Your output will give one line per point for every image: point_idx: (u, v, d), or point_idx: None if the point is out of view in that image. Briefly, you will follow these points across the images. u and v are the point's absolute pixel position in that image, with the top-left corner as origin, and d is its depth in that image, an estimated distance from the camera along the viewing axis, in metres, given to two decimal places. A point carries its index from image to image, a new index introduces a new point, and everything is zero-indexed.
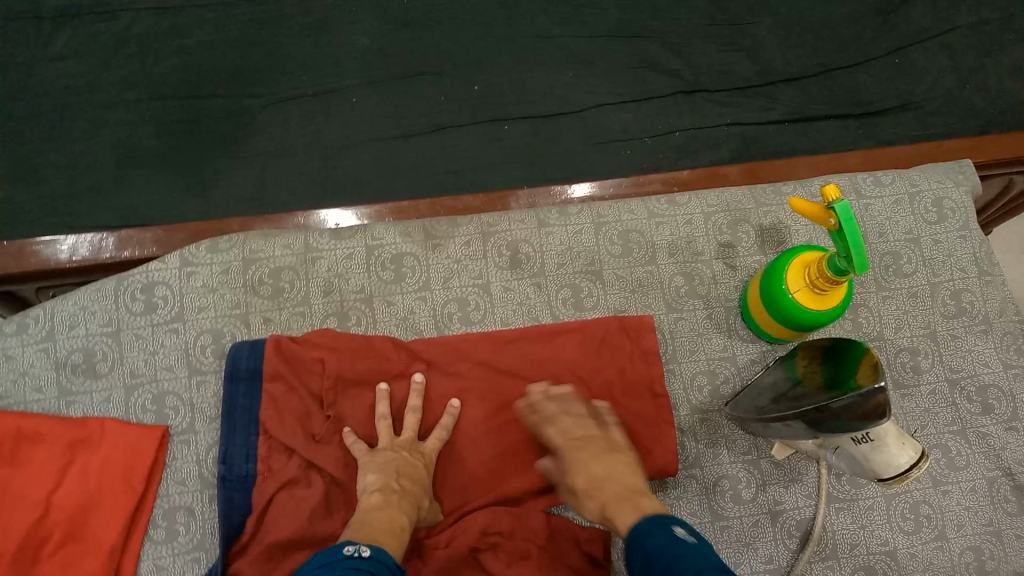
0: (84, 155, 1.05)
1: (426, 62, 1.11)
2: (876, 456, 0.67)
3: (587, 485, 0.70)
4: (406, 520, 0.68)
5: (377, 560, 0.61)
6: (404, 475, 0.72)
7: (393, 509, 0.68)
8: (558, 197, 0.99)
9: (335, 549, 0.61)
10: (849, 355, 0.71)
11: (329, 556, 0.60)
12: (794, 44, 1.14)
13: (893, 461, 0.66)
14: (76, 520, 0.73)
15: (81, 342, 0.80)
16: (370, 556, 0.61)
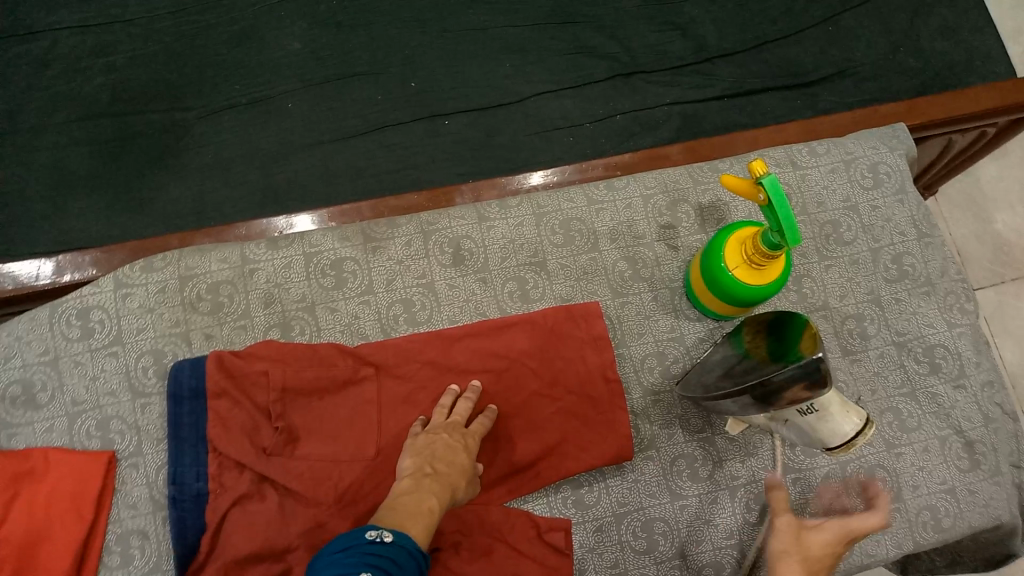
0: (15, 182, 1.03)
1: (360, 63, 1.10)
2: (822, 427, 0.69)
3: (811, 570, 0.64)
4: (435, 501, 0.66)
5: (399, 546, 0.59)
6: (445, 460, 0.71)
7: (422, 492, 0.67)
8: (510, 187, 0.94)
9: (358, 532, 0.60)
10: (782, 326, 0.72)
11: (352, 539, 0.59)
12: (727, 20, 1.15)
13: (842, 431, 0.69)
14: (25, 554, 0.71)
15: (18, 373, 0.78)
16: (391, 542, 0.59)
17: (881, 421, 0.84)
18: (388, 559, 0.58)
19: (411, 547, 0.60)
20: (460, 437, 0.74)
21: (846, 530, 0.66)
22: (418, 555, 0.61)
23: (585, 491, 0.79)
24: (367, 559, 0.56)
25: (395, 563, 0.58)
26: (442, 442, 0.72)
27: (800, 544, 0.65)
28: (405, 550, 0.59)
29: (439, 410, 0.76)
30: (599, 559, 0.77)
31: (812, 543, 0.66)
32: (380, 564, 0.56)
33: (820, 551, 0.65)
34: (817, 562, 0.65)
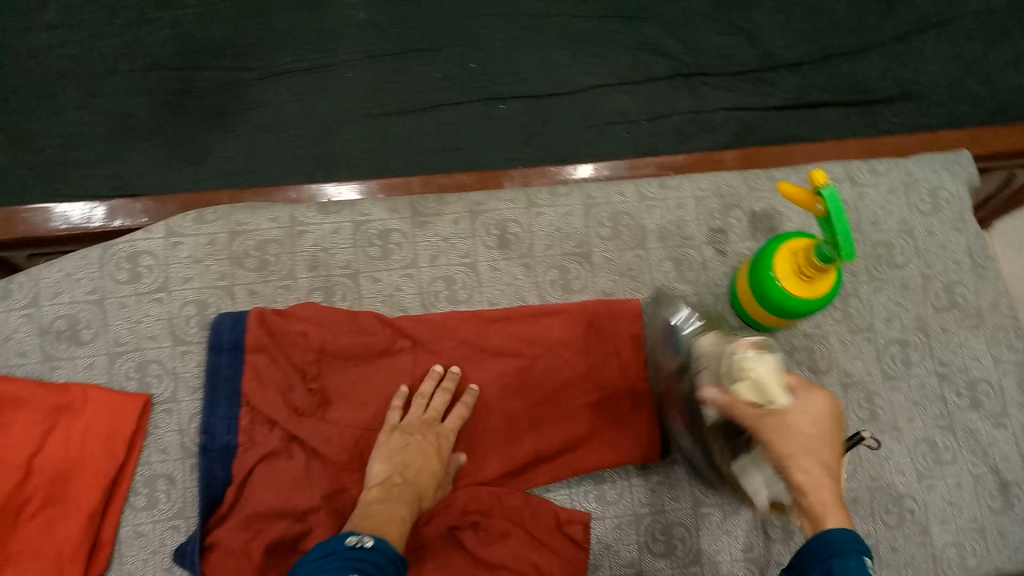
0: (74, 124, 1.05)
1: (420, 39, 1.10)
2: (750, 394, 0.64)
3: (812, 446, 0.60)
4: (406, 511, 0.70)
5: (381, 551, 0.62)
6: (416, 467, 0.73)
7: (395, 502, 0.70)
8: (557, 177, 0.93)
9: (337, 539, 0.62)
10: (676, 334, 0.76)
11: (332, 546, 0.62)
12: (794, 30, 1.13)
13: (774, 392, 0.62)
14: (57, 485, 0.74)
15: (65, 309, 0.79)
16: (373, 547, 0.62)
17: (915, 450, 0.83)
18: (371, 562, 0.61)
19: (392, 553, 0.63)
20: (432, 439, 0.75)
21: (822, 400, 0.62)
22: (398, 559, 0.64)
23: (608, 487, 0.79)
24: (350, 563, 0.60)
25: (378, 567, 0.61)
26: (416, 444, 0.74)
27: (802, 437, 0.60)
28: (387, 556, 0.63)
29: (419, 401, 0.77)
30: (615, 556, 0.77)
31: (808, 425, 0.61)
32: (364, 568, 0.60)
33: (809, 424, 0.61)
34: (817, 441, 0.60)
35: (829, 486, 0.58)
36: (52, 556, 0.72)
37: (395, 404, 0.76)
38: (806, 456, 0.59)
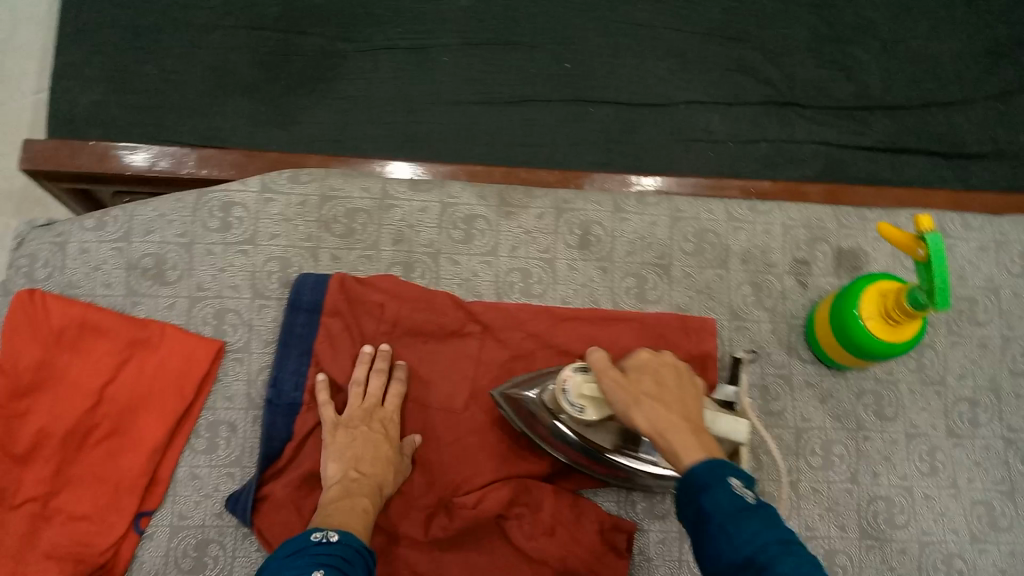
0: (175, 71, 1.08)
1: (520, 33, 1.11)
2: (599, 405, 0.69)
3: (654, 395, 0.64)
4: (368, 503, 0.68)
5: (346, 545, 0.60)
6: (369, 457, 0.71)
7: (358, 493, 0.68)
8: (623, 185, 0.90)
9: (302, 535, 0.60)
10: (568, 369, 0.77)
11: (298, 543, 0.59)
12: (895, 73, 1.11)
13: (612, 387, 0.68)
14: (125, 416, 0.76)
15: (154, 247, 0.81)
16: (338, 541, 0.60)
17: (972, 512, 0.81)
18: (338, 557, 0.58)
19: (357, 544, 0.61)
20: (378, 427, 0.74)
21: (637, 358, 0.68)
22: (365, 550, 0.62)
23: (657, 501, 0.79)
24: (317, 560, 0.57)
25: (345, 561, 0.58)
26: (362, 436, 0.73)
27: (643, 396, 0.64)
28: (352, 548, 0.60)
29: (353, 392, 0.75)
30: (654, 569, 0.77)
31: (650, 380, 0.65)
32: (331, 562, 0.57)
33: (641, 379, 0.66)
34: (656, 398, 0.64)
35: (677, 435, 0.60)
36: (111, 484, 0.74)
37: (325, 399, 0.74)
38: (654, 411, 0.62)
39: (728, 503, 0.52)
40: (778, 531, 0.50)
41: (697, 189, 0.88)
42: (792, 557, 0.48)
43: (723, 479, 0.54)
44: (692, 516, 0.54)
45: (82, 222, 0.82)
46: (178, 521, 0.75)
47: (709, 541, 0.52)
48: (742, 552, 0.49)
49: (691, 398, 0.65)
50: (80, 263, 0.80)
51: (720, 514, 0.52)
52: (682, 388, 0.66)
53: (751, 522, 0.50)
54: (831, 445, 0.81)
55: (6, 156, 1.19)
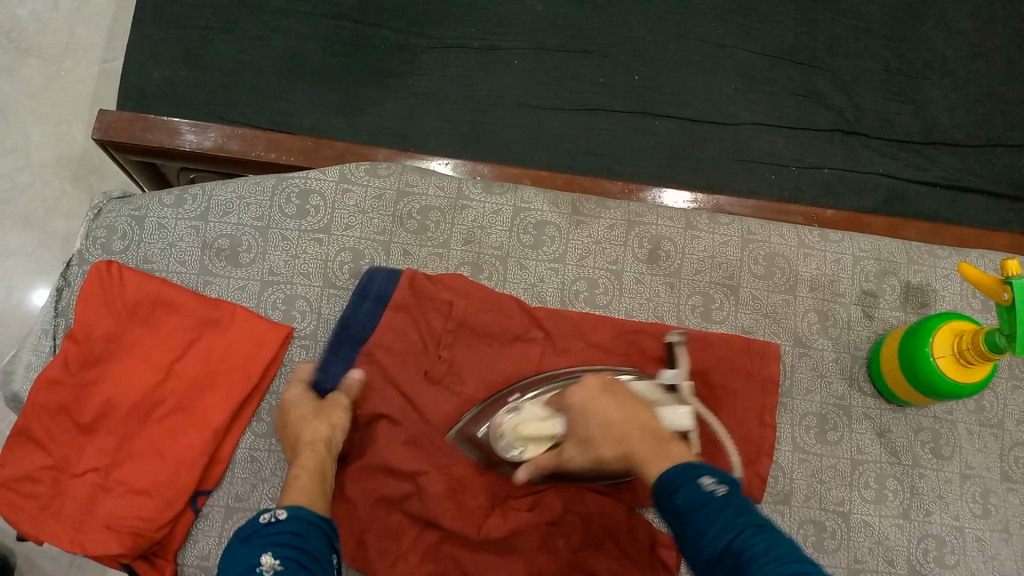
0: (248, 54, 1.09)
1: (591, 42, 1.11)
2: (539, 440, 0.71)
3: (608, 423, 0.63)
4: (303, 467, 0.66)
5: (295, 518, 0.59)
6: (299, 437, 0.70)
7: (292, 467, 0.67)
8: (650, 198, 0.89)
9: (251, 520, 0.59)
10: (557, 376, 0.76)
11: (248, 529, 0.58)
12: (965, 111, 1.11)
13: (543, 423, 0.70)
14: (190, 393, 0.76)
15: (230, 229, 0.81)
16: (287, 517, 0.59)
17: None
18: (289, 533, 0.58)
19: (308, 516, 0.60)
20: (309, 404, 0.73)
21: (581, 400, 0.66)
22: (320, 519, 0.61)
23: None
24: (266, 542, 0.56)
25: (298, 534, 0.58)
26: (294, 417, 0.72)
27: (601, 440, 0.63)
28: (304, 521, 0.59)
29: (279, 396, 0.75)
30: None
31: (595, 418, 0.64)
32: (283, 542, 0.56)
33: (593, 418, 0.64)
34: (615, 428, 0.62)
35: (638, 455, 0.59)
36: (170, 462, 0.74)
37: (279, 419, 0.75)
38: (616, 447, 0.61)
39: (700, 497, 0.49)
40: (752, 518, 0.47)
41: (758, 212, 0.88)
42: (766, 541, 0.45)
43: (694, 478, 0.51)
44: (669, 519, 0.51)
45: (162, 198, 0.82)
46: (233, 503, 0.75)
47: (687, 540, 0.48)
48: (720, 545, 0.46)
49: (642, 412, 0.64)
50: (156, 239, 0.81)
51: (692, 509, 0.49)
52: (630, 408, 0.64)
53: (723, 512, 0.47)
54: (886, 479, 0.81)
55: (68, 123, 1.20)
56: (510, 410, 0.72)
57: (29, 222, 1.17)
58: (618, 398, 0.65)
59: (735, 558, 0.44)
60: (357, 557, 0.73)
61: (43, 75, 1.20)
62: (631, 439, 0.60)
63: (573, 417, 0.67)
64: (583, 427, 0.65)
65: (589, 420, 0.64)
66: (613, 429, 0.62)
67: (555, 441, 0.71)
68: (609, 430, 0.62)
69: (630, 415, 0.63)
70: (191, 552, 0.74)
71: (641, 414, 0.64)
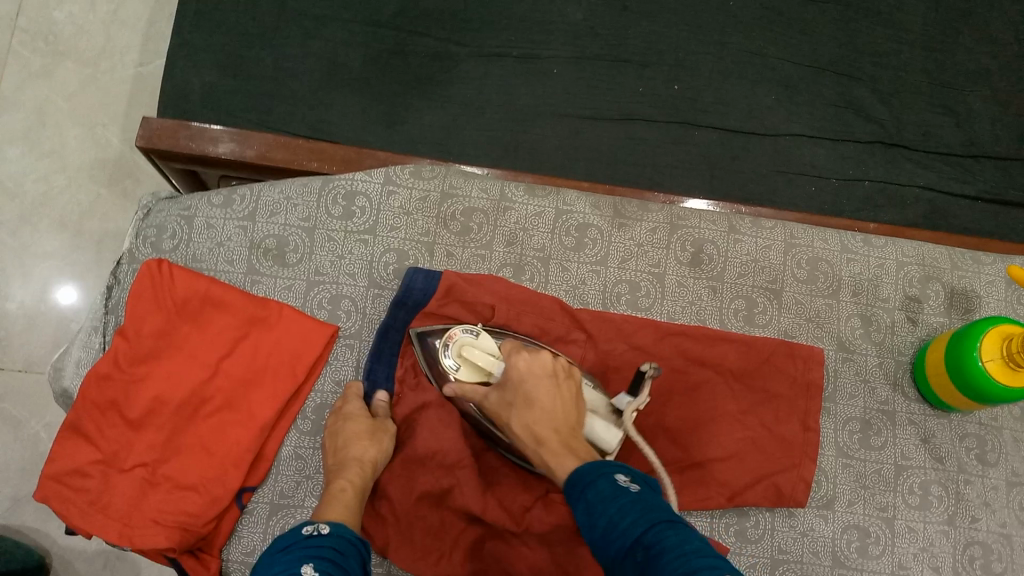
0: (291, 62, 1.11)
1: (630, 51, 1.12)
2: (475, 369, 0.73)
3: (529, 400, 0.66)
4: (347, 482, 0.68)
5: (338, 536, 0.59)
6: (342, 448, 0.71)
7: (335, 479, 0.69)
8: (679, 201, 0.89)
9: (294, 529, 0.60)
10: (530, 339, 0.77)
11: (290, 537, 0.59)
12: (1003, 121, 1.11)
13: (488, 355, 0.72)
14: (237, 391, 0.77)
15: (277, 229, 0.82)
16: (330, 533, 0.59)
17: None
18: (333, 548, 0.58)
19: (350, 535, 0.60)
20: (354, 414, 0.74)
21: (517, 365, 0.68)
22: (358, 542, 0.61)
23: (750, 525, 0.78)
24: (308, 551, 0.56)
25: (339, 552, 0.58)
26: (341, 427, 0.73)
27: (516, 411, 0.67)
28: (345, 539, 0.60)
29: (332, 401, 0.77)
30: None
31: (524, 390, 0.67)
32: (325, 554, 0.56)
33: (517, 388, 0.67)
34: (535, 407, 0.65)
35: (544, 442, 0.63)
36: (219, 458, 0.75)
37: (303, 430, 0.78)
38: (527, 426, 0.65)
39: (610, 492, 0.54)
40: (661, 513, 0.51)
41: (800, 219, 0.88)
42: (677, 533, 0.48)
43: (606, 475, 0.56)
44: (580, 513, 0.55)
45: (210, 198, 0.83)
46: (278, 500, 0.76)
47: (598, 530, 0.52)
48: (632, 536, 0.49)
49: (568, 400, 0.67)
50: (205, 239, 0.82)
51: (605, 501, 0.53)
52: (557, 394, 0.67)
53: (634, 506, 0.51)
54: (930, 485, 0.80)
55: (105, 126, 1.21)
56: (469, 331, 0.75)
57: (65, 223, 1.18)
58: (552, 378, 0.67)
59: (645, 549, 0.48)
60: (402, 562, 0.73)
61: (81, 78, 1.22)
62: (544, 428, 0.64)
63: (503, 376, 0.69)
64: (509, 391, 0.68)
65: (516, 391, 0.67)
66: (531, 408, 0.65)
67: (487, 380, 0.73)
68: (530, 406, 0.65)
69: (552, 400, 0.66)
70: (236, 548, 0.74)
71: (565, 400, 0.67)
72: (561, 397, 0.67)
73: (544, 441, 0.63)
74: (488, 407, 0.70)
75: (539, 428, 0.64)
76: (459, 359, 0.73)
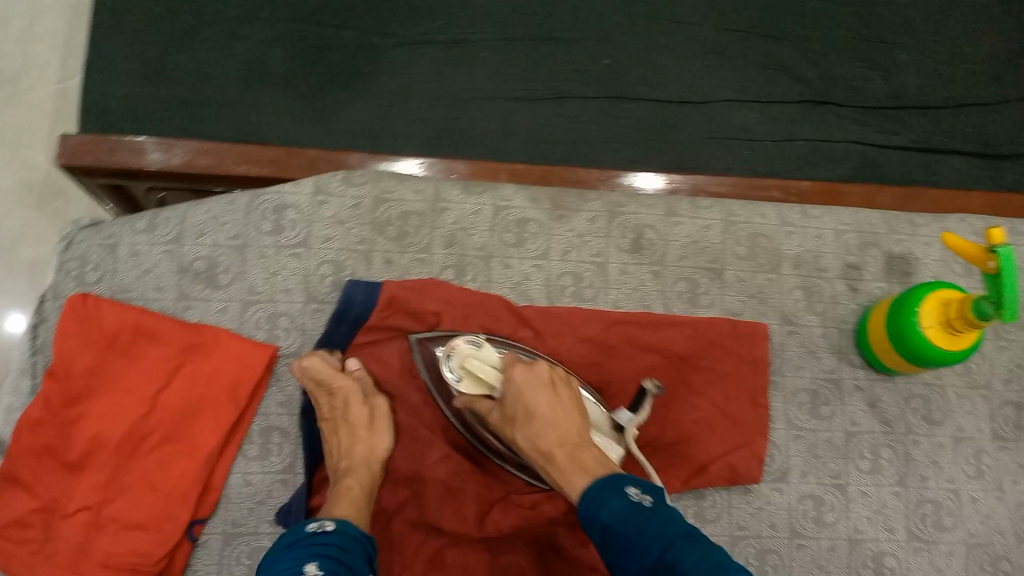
0: (209, 65, 1.06)
1: (558, 29, 1.10)
2: (477, 381, 0.73)
3: (531, 416, 0.66)
4: (353, 483, 0.69)
5: (342, 533, 0.60)
6: (344, 444, 0.73)
7: (340, 479, 0.69)
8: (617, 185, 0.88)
9: (300, 527, 0.60)
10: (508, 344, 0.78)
11: (294, 535, 0.59)
12: (933, 73, 1.12)
13: (490, 368, 0.72)
14: (179, 423, 0.75)
15: (206, 250, 0.79)
16: (334, 530, 0.60)
17: (1018, 514, 0.82)
18: (335, 545, 0.58)
19: (354, 533, 0.60)
20: (337, 403, 0.74)
21: (516, 382, 0.68)
22: (363, 539, 0.61)
23: (708, 505, 0.79)
24: (312, 549, 0.57)
25: (343, 548, 0.58)
26: (337, 421, 0.74)
27: (521, 427, 0.67)
28: (349, 536, 0.60)
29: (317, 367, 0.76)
30: None
31: (523, 403, 0.67)
32: (326, 552, 0.56)
33: (518, 404, 0.68)
34: (540, 421, 0.66)
35: (553, 457, 0.64)
36: (165, 493, 0.73)
37: (251, 454, 0.76)
38: (534, 442, 0.66)
39: (625, 510, 0.54)
40: (677, 525, 0.51)
41: (735, 191, 0.87)
42: (695, 550, 0.49)
43: (618, 492, 0.56)
44: (598, 534, 0.55)
45: (133, 224, 0.80)
46: (232, 529, 0.75)
47: (618, 553, 0.52)
48: (654, 556, 0.50)
49: (569, 408, 0.67)
50: (131, 266, 0.79)
51: (621, 522, 0.53)
52: (558, 406, 0.67)
53: (650, 524, 0.51)
54: (880, 448, 0.82)
55: (24, 146, 1.16)
56: (471, 341, 0.74)
57: None
58: (553, 390, 0.68)
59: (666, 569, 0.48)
60: None
61: None
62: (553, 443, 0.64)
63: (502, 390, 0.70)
64: (511, 405, 0.69)
65: (517, 408, 0.68)
66: (535, 423, 0.66)
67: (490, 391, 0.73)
68: (534, 422, 0.66)
69: (552, 412, 0.66)
70: None
71: (566, 407, 0.67)
72: (562, 407, 0.67)
73: (552, 456, 0.64)
74: (494, 422, 0.71)
75: (546, 443, 0.65)
76: (461, 369, 0.73)
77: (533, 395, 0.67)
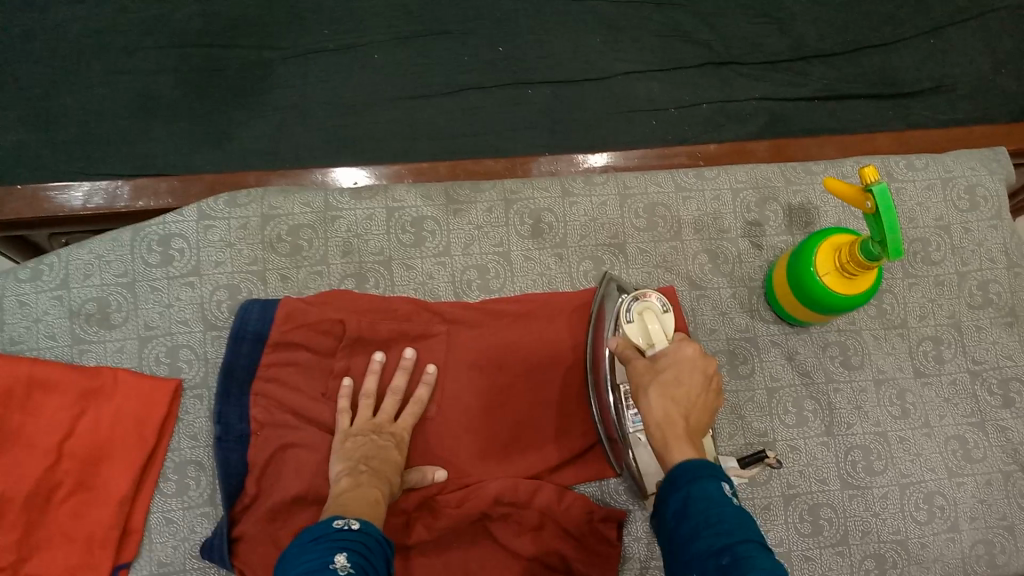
0: (96, 101, 1.03)
1: (450, 21, 1.08)
2: (643, 335, 0.63)
3: (676, 386, 0.57)
4: (380, 492, 0.65)
5: (366, 533, 0.58)
6: (371, 457, 0.68)
7: (365, 485, 0.65)
8: (513, 173, 0.87)
9: (324, 522, 0.58)
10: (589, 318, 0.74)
11: (320, 529, 0.57)
12: (827, 20, 1.12)
13: (664, 333, 0.62)
14: (87, 470, 0.73)
15: (95, 291, 0.79)
16: (359, 529, 0.57)
17: (947, 448, 0.82)
18: (360, 543, 0.56)
19: (378, 534, 0.58)
20: (390, 438, 0.71)
21: (687, 355, 0.59)
22: (385, 542, 0.59)
23: None
24: (338, 544, 0.55)
25: (367, 548, 0.56)
26: (373, 442, 0.70)
27: (658, 381, 0.58)
28: (373, 537, 0.58)
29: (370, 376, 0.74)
30: (648, 552, 0.76)
31: (676, 370, 0.58)
32: (352, 549, 0.55)
33: (670, 369, 0.58)
34: (684, 395, 0.57)
35: (675, 423, 0.55)
36: (82, 543, 0.71)
37: (167, 492, 0.74)
38: (662, 400, 0.57)
39: (712, 495, 0.49)
40: (756, 534, 0.47)
41: (645, 161, 0.89)
42: (767, 556, 0.44)
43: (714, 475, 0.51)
44: (675, 503, 0.51)
45: (16, 274, 0.79)
46: (159, 570, 0.72)
47: (688, 526, 0.48)
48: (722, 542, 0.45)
49: (708, 406, 0.59)
50: (20, 317, 0.78)
51: (703, 503, 0.49)
52: (704, 395, 0.58)
53: (732, 517, 0.47)
54: (803, 401, 0.81)
55: None
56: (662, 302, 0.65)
57: None
58: (710, 385, 0.59)
59: (731, 557, 0.44)
60: None
61: None
62: (680, 413, 0.56)
63: (662, 352, 0.61)
64: (661, 364, 0.59)
65: (672, 371, 0.58)
66: (678, 390, 0.57)
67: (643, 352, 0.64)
68: (676, 391, 0.57)
69: (697, 397, 0.57)
70: None
71: (707, 402, 0.58)
72: (705, 394, 0.58)
73: (668, 418, 0.56)
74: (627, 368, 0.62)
75: (673, 409, 0.56)
76: (636, 315, 0.63)
77: (693, 374, 0.58)
